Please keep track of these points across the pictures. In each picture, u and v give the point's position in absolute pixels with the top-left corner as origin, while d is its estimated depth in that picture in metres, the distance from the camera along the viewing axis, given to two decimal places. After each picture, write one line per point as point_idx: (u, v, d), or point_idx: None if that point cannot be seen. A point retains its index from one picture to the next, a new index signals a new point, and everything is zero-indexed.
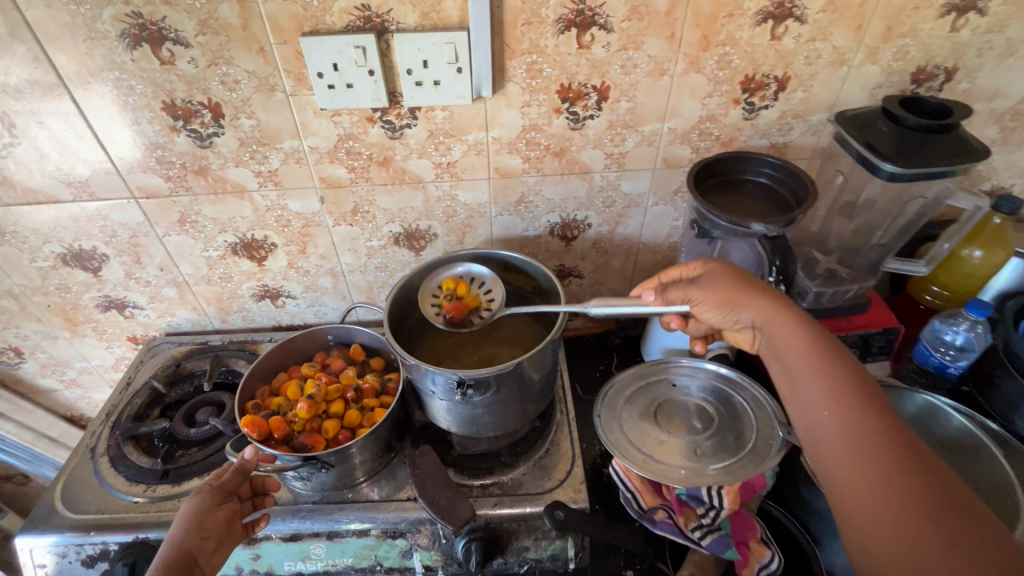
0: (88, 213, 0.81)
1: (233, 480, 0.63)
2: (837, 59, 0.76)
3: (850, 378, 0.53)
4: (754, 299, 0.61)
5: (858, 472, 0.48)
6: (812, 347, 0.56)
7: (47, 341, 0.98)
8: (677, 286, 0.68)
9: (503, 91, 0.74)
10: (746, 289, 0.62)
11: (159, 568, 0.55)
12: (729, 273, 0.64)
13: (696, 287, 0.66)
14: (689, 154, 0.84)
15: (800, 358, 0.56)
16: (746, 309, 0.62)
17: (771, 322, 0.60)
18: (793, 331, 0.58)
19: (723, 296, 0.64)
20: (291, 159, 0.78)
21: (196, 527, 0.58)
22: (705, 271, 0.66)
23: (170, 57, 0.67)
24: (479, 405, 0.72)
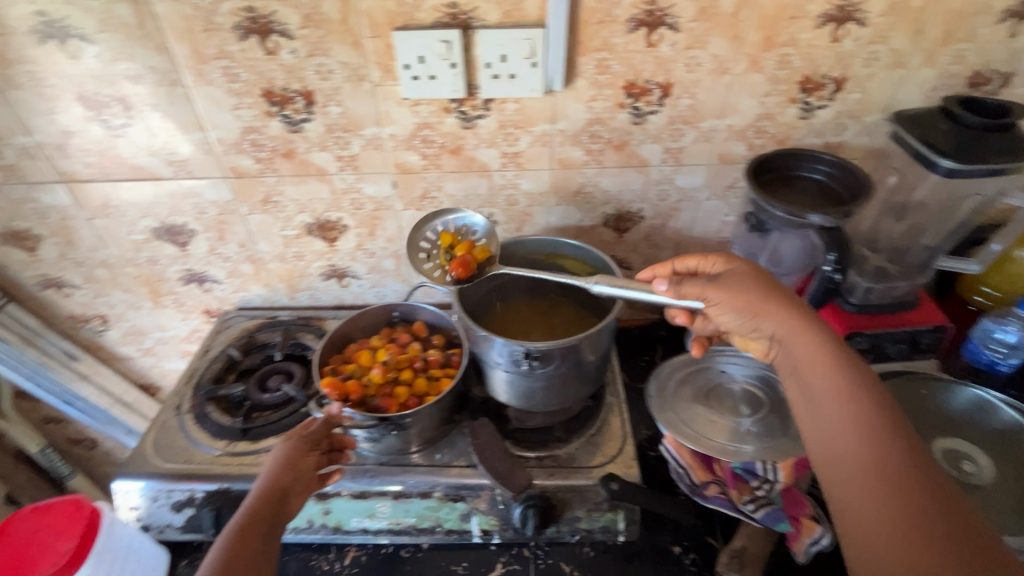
0: (183, 189, 0.88)
1: (320, 430, 0.69)
2: (894, 62, 0.79)
3: (873, 405, 0.52)
4: (784, 310, 0.61)
5: (876, 502, 0.48)
6: (837, 369, 0.55)
7: (131, 311, 1.06)
8: (695, 282, 0.66)
9: (572, 85, 0.79)
10: (775, 300, 0.61)
11: (255, 498, 0.61)
12: (758, 282, 0.63)
13: (716, 289, 0.65)
14: (744, 151, 0.87)
15: (823, 379, 0.55)
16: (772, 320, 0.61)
17: (796, 337, 0.59)
18: (818, 350, 0.57)
19: (747, 304, 0.63)
20: (370, 146, 0.84)
21: (290, 466, 0.64)
22: (730, 269, 0.66)
23: (274, 48, 0.74)
24: (540, 379, 0.76)
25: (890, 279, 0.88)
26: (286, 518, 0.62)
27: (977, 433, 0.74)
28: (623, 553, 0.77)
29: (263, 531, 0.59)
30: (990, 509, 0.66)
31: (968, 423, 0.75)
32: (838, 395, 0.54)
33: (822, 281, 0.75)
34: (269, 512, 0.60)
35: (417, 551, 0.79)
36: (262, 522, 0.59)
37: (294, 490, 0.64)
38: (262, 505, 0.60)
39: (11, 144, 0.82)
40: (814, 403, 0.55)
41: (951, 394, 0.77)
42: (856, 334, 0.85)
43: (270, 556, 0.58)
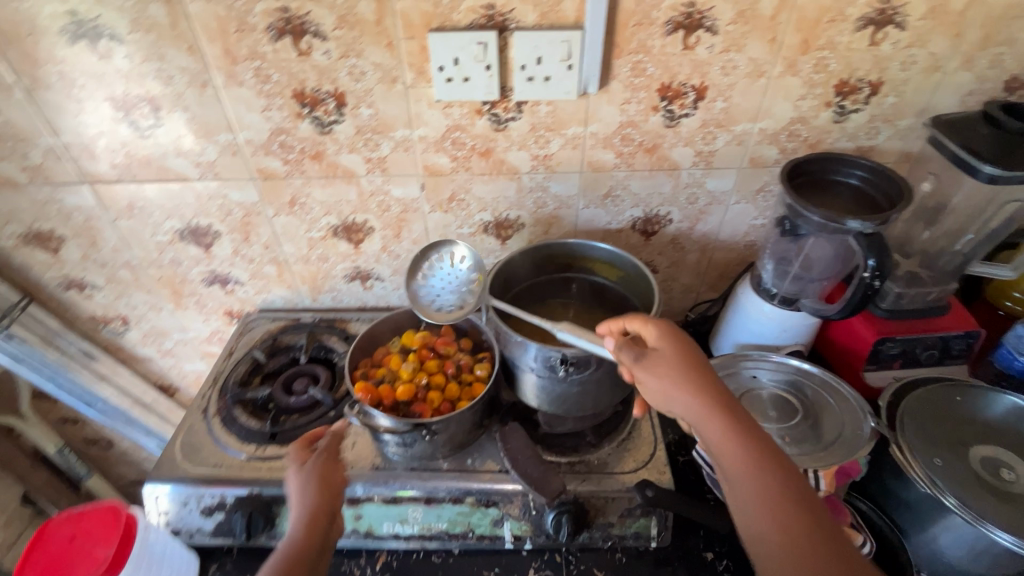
0: (210, 191, 0.87)
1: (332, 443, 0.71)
2: (932, 65, 0.78)
3: (791, 506, 0.51)
4: (695, 395, 0.57)
5: None
6: (753, 456, 0.53)
7: (152, 312, 1.06)
8: (627, 351, 0.63)
9: (606, 88, 0.78)
10: (689, 385, 0.58)
11: (299, 522, 0.62)
12: (676, 360, 0.60)
13: (640, 366, 0.61)
14: (776, 155, 0.87)
15: (737, 466, 0.54)
16: (684, 405, 0.58)
17: (712, 425, 0.56)
18: (734, 434, 0.55)
19: (662, 386, 0.60)
20: (400, 148, 0.83)
21: (318, 483, 0.66)
22: (657, 337, 0.63)
23: (307, 49, 0.73)
24: (574, 384, 0.75)
25: (922, 285, 0.88)
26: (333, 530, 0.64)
27: (1015, 441, 0.74)
28: (656, 560, 0.77)
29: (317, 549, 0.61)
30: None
31: (1005, 432, 0.75)
32: (753, 484, 0.53)
33: (860, 286, 0.74)
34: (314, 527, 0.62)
35: (449, 556, 0.79)
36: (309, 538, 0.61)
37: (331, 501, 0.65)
38: (302, 524, 0.62)
39: (37, 145, 0.81)
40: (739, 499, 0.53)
41: (988, 402, 0.77)
42: (885, 340, 0.86)
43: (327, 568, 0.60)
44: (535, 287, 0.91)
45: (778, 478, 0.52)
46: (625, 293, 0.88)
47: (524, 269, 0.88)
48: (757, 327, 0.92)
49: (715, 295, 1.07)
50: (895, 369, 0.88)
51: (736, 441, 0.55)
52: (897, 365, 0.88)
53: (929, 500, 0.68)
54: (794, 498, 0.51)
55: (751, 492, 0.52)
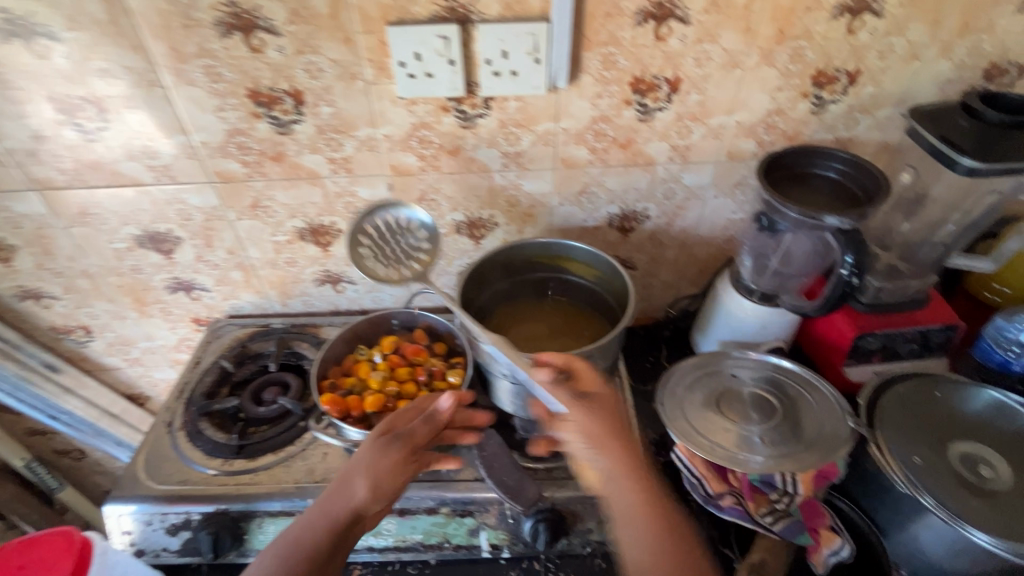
0: (166, 195, 0.83)
1: (421, 431, 0.68)
2: (910, 54, 0.76)
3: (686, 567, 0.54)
4: (622, 447, 0.60)
5: None
6: (659, 514, 0.57)
7: (116, 321, 1.02)
8: (564, 390, 0.64)
9: (577, 82, 0.75)
10: (618, 437, 0.60)
11: (334, 520, 0.61)
12: (611, 415, 0.62)
13: (579, 407, 0.62)
14: (753, 148, 0.84)
15: (645, 523, 0.56)
16: (608, 456, 0.59)
17: (632, 479, 0.58)
18: (650, 492, 0.58)
19: (594, 433, 0.60)
20: (365, 147, 0.80)
21: (378, 475, 0.63)
22: (593, 383, 0.65)
23: (259, 46, 0.69)
24: None
25: (901, 278, 0.86)
26: (356, 535, 0.63)
27: (994, 436, 0.73)
28: None
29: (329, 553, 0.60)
30: (1007, 516, 0.64)
31: (988, 427, 0.74)
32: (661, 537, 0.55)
33: (838, 284, 0.73)
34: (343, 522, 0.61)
35: (425, 567, 0.77)
36: (329, 532, 0.60)
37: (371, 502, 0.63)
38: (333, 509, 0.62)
39: None
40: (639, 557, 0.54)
41: (969, 397, 0.76)
42: (866, 335, 0.85)
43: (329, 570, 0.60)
44: (507, 288, 0.87)
45: (679, 535, 0.56)
46: (602, 292, 0.86)
47: (493, 272, 0.84)
48: (738, 323, 0.90)
49: (695, 290, 1.05)
50: (875, 364, 0.87)
51: (650, 498, 0.57)
52: (877, 358, 0.87)
53: (908, 500, 0.67)
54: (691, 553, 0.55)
55: (655, 543, 0.55)
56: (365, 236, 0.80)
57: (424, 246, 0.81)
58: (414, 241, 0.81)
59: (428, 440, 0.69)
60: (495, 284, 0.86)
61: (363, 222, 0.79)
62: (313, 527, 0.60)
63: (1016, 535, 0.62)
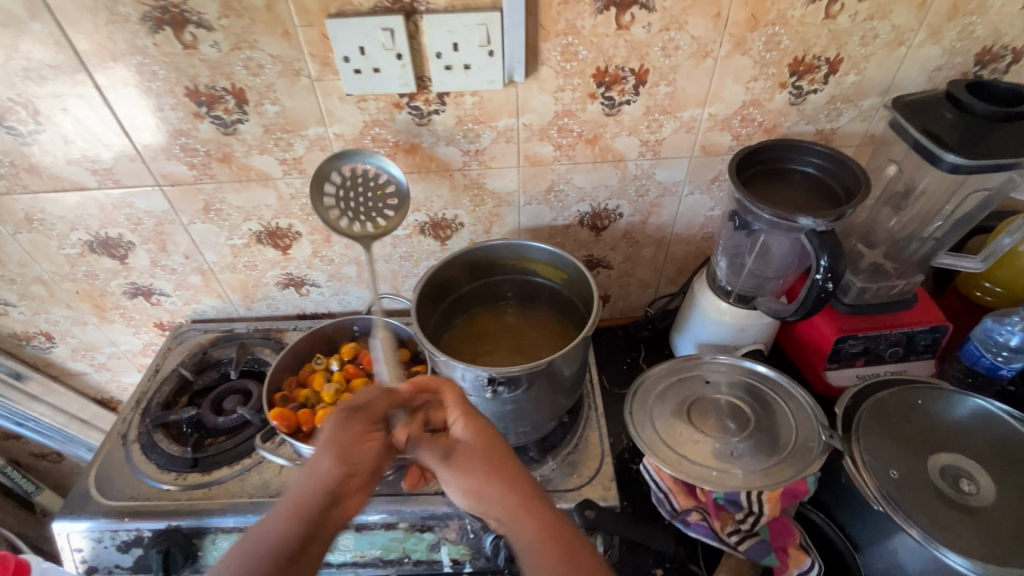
0: (113, 200, 0.80)
1: (380, 405, 0.59)
2: (895, 39, 0.70)
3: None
4: (502, 490, 0.54)
5: None
6: (555, 556, 0.50)
7: (77, 327, 0.99)
8: (423, 443, 0.59)
9: (536, 75, 0.70)
10: (487, 478, 0.55)
11: (297, 513, 0.51)
12: (484, 452, 0.57)
13: (444, 464, 0.57)
14: (729, 141, 0.80)
15: (545, 560, 0.50)
16: (494, 502, 0.54)
17: (520, 521, 0.53)
18: (544, 529, 0.52)
19: (472, 485, 0.55)
20: (316, 147, 0.76)
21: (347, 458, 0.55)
22: (460, 425, 0.59)
23: (192, 41, 0.65)
24: (510, 402, 0.71)
25: (886, 277, 0.82)
26: (335, 521, 0.53)
27: (979, 448, 0.69)
28: None
29: (295, 555, 0.49)
30: (986, 534, 0.61)
31: (973, 436, 0.70)
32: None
33: (812, 290, 0.68)
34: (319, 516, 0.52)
35: None
36: (298, 526, 0.51)
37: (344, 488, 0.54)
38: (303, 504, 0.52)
39: None
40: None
41: (953, 405, 0.72)
42: (847, 338, 0.80)
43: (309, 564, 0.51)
44: (469, 295, 0.84)
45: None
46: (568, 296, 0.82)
47: (451, 283, 0.81)
48: (714, 326, 0.86)
49: (674, 288, 1.01)
50: (858, 367, 0.83)
51: (541, 537, 0.51)
52: (859, 362, 0.83)
53: (882, 517, 0.64)
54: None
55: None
56: (333, 180, 0.73)
57: (395, 202, 0.75)
58: (379, 191, 0.75)
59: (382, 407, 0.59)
60: (455, 295, 0.83)
61: (328, 170, 0.72)
62: (281, 521, 0.51)
63: (995, 558, 0.59)
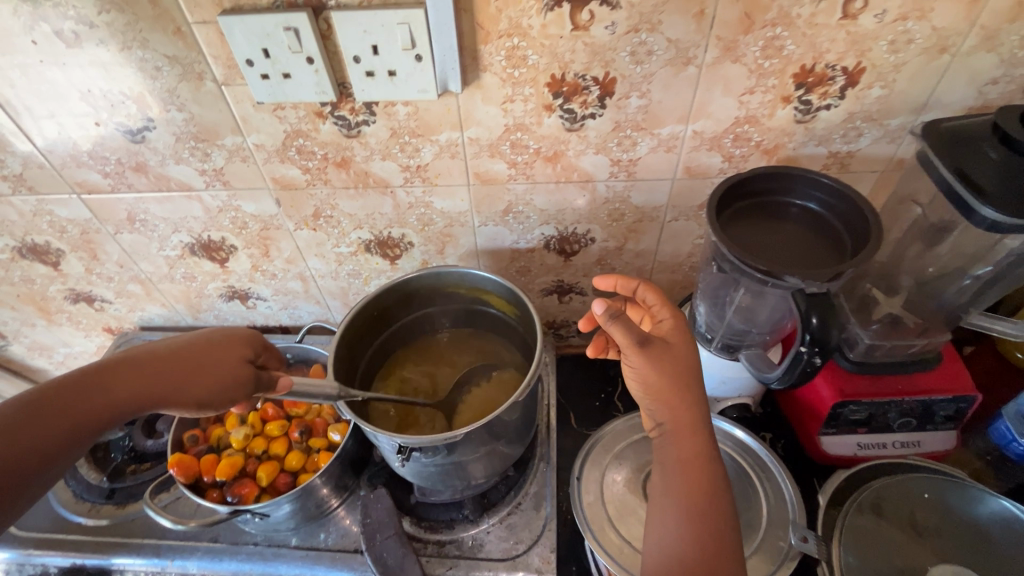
0: (31, 206, 0.74)
1: (220, 349, 0.54)
2: (935, 45, 0.55)
3: (711, 490, 0.50)
4: (679, 402, 0.53)
5: (689, 533, 0.49)
6: (700, 474, 0.51)
7: (27, 327, 0.96)
8: (629, 330, 0.53)
9: (478, 82, 0.58)
10: (681, 380, 0.53)
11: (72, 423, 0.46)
12: (676, 356, 0.54)
13: (643, 352, 0.53)
14: (720, 163, 0.66)
15: (686, 456, 0.52)
16: (665, 407, 0.54)
17: (680, 434, 0.53)
18: (698, 449, 0.52)
19: (652, 377, 0.54)
20: (236, 157, 0.67)
21: (129, 370, 0.49)
22: (671, 333, 0.57)
23: (75, 40, 0.56)
24: (432, 463, 0.62)
25: (904, 334, 0.68)
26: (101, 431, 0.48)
27: (997, 563, 0.55)
28: None
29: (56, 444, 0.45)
30: None
31: (993, 544, 0.57)
32: (688, 493, 0.50)
33: (796, 361, 0.56)
34: (57, 438, 0.46)
35: None
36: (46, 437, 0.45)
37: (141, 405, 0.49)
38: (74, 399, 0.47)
39: None
40: (668, 478, 0.52)
41: (968, 501, 0.59)
42: (848, 404, 0.67)
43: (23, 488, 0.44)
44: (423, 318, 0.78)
45: (706, 503, 0.50)
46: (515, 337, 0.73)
47: (371, 329, 0.72)
48: None
49: None
50: (859, 436, 0.69)
51: (697, 455, 0.52)
52: (861, 430, 0.69)
53: None
54: (713, 514, 0.49)
55: (682, 495, 0.50)
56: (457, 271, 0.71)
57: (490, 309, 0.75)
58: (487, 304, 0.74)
59: (236, 351, 0.55)
60: (382, 338, 0.75)
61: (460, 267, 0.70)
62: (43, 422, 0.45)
63: None
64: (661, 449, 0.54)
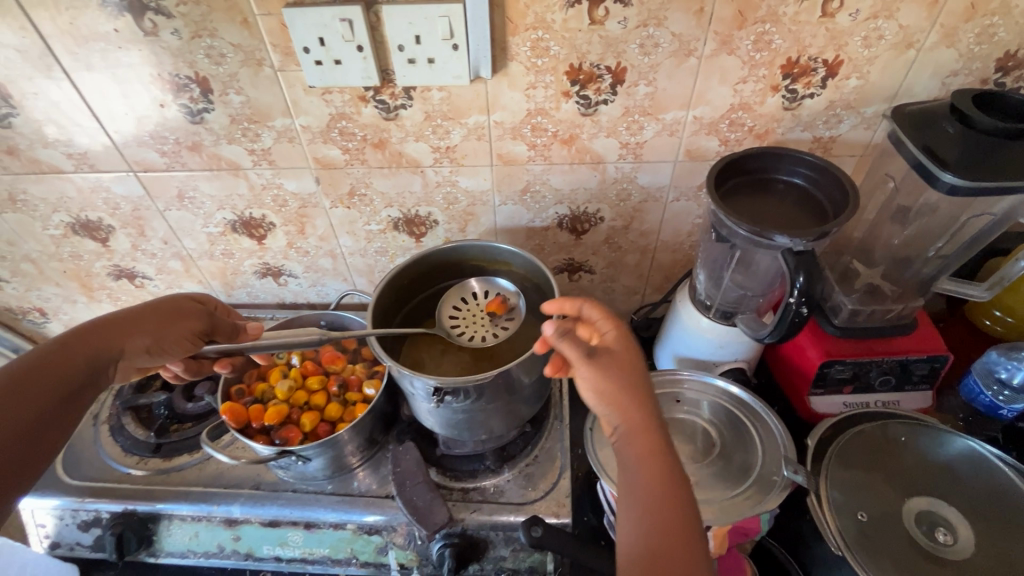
0: (90, 183, 0.81)
1: (175, 305, 0.63)
2: (902, 41, 0.64)
3: (667, 488, 0.51)
4: (630, 404, 0.56)
5: (650, 534, 0.49)
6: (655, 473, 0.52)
7: (67, 304, 1.01)
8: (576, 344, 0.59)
9: (505, 70, 0.66)
10: (628, 384, 0.56)
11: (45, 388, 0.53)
12: (625, 361, 0.58)
13: (591, 361, 0.57)
14: (717, 147, 0.74)
15: (642, 456, 0.54)
16: (618, 411, 0.56)
17: (635, 435, 0.55)
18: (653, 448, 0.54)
19: (602, 385, 0.57)
20: (284, 138, 0.74)
21: (70, 347, 0.56)
22: (617, 342, 0.59)
23: (153, 28, 0.64)
24: (460, 410, 0.69)
25: (882, 300, 0.76)
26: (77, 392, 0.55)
27: (965, 494, 0.63)
28: None
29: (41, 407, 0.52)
30: None
31: (963, 480, 0.64)
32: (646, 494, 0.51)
33: (786, 313, 0.64)
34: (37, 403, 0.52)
35: None
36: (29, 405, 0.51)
37: (106, 364, 0.58)
38: (36, 384, 0.52)
39: None
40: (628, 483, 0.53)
41: (939, 443, 0.67)
42: (834, 363, 0.74)
43: (25, 451, 0.50)
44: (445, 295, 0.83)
45: (666, 502, 0.51)
46: (502, 287, 0.80)
47: (401, 296, 0.79)
48: (695, 343, 0.81)
49: (660, 296, 0.97)
50: (844, 394, 0.77)
51: (653, 454, 0.53)
52: (847, 390, 0.77)
53: (841, 562, 0.60)
54: (672, 513, 0.50)
55: (639, 497, 0.52)
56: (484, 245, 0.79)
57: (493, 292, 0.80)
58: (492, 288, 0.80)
59: (189, 303, 0.65)
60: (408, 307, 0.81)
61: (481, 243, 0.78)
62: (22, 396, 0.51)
63: None
64: (623, 453, 0.56)
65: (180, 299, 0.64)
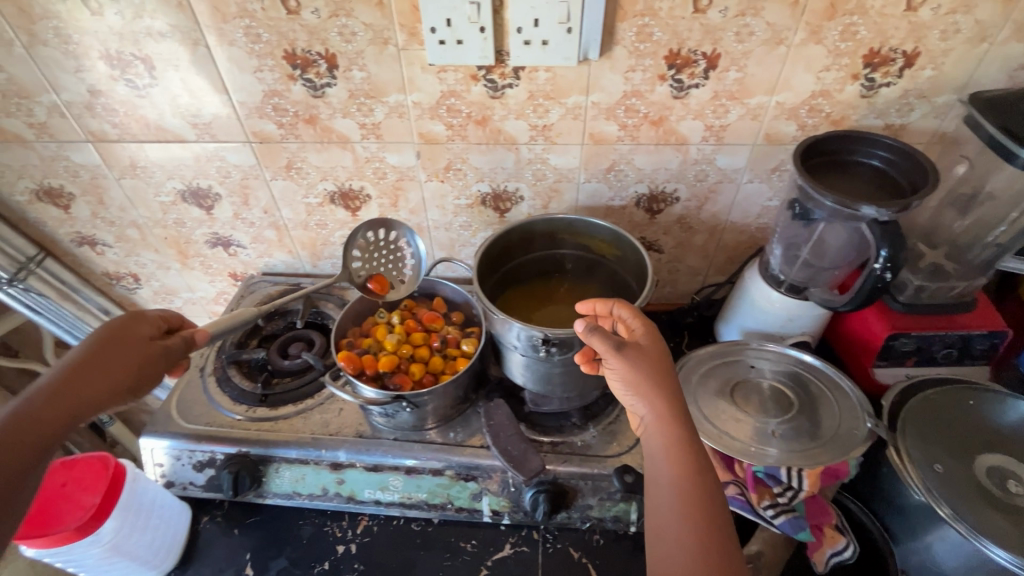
0: (208, 152, 0.87)
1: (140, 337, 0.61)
2: (977, 35, 0.70)
3: (695, 481, 0.55)
4: (660, 400, 0.58)
5: (683, 525, 0.53)
6: (685, 468, 0.55)
7: (161, 271, 1.08)
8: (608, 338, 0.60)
9: (610, 54, 0.73)
10: (655, 380, 0.58)
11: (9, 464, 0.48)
12: (654, 358, 0.60)
13: (620, 356, 0.59)
14: (794, 131, 0.80)
15: (669, 448, 0.57)
16: (647, 404, 0.58)
17: (662, 426, 0.57)
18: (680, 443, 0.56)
19: (633, 379, 0.59)
20: (395, 114, 0.81)
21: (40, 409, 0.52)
22: (645, 337, 0.62)
23: (296, 7, 0.71)
24: (558, 364, 0.74)
25: (946, 278, 0.81)
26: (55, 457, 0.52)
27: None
28: (633, 544, 0.77)
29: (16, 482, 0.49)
30: None
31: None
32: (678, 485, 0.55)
33: (869, 279, 0.69)
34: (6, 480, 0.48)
35: (428, 525, 0.80)
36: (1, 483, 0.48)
37: (78, 421, 0.54)
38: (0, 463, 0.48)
39: (41, 102, 0.82)
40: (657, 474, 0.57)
41: (1002, 407, 0.71)
42: (899, 335, 0.79)
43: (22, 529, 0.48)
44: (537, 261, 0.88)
45: (698, 495, 0.54)
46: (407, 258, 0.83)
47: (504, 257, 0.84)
48: (765, 316, 0.87)
49: (722, 278, 1.02)
50: (907, 367, 0.82)
51: (681, 448, 0.56)
52: (910, 362, 0.82)
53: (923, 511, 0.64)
54: (706, 506, 0.54)
55: (671, 489, 0.55)
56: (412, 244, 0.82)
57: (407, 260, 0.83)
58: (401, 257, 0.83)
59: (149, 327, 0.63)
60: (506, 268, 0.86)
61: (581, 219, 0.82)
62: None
63: None
64: (648, 442, 0.59)
65: (132, 325, 0.62)
